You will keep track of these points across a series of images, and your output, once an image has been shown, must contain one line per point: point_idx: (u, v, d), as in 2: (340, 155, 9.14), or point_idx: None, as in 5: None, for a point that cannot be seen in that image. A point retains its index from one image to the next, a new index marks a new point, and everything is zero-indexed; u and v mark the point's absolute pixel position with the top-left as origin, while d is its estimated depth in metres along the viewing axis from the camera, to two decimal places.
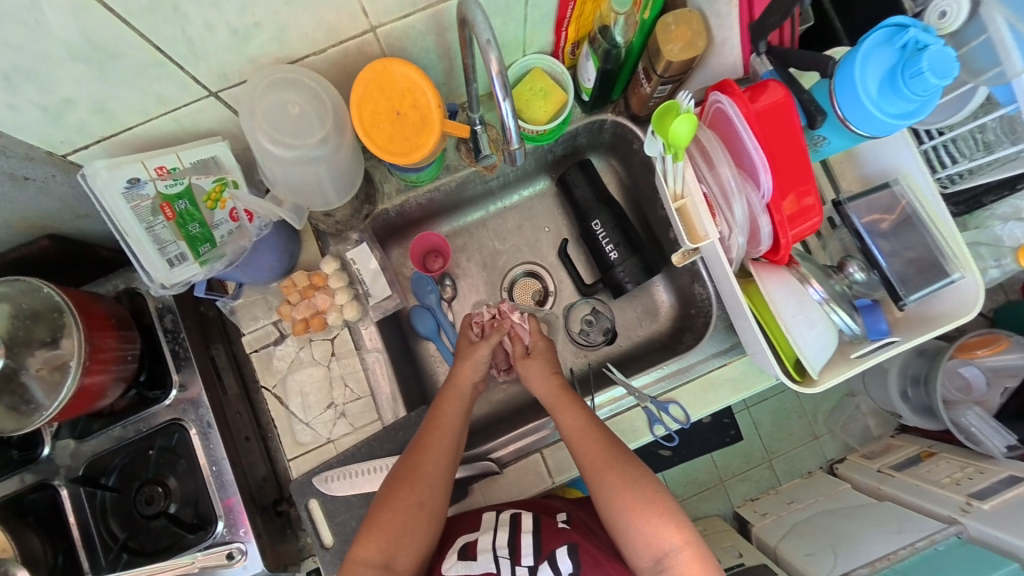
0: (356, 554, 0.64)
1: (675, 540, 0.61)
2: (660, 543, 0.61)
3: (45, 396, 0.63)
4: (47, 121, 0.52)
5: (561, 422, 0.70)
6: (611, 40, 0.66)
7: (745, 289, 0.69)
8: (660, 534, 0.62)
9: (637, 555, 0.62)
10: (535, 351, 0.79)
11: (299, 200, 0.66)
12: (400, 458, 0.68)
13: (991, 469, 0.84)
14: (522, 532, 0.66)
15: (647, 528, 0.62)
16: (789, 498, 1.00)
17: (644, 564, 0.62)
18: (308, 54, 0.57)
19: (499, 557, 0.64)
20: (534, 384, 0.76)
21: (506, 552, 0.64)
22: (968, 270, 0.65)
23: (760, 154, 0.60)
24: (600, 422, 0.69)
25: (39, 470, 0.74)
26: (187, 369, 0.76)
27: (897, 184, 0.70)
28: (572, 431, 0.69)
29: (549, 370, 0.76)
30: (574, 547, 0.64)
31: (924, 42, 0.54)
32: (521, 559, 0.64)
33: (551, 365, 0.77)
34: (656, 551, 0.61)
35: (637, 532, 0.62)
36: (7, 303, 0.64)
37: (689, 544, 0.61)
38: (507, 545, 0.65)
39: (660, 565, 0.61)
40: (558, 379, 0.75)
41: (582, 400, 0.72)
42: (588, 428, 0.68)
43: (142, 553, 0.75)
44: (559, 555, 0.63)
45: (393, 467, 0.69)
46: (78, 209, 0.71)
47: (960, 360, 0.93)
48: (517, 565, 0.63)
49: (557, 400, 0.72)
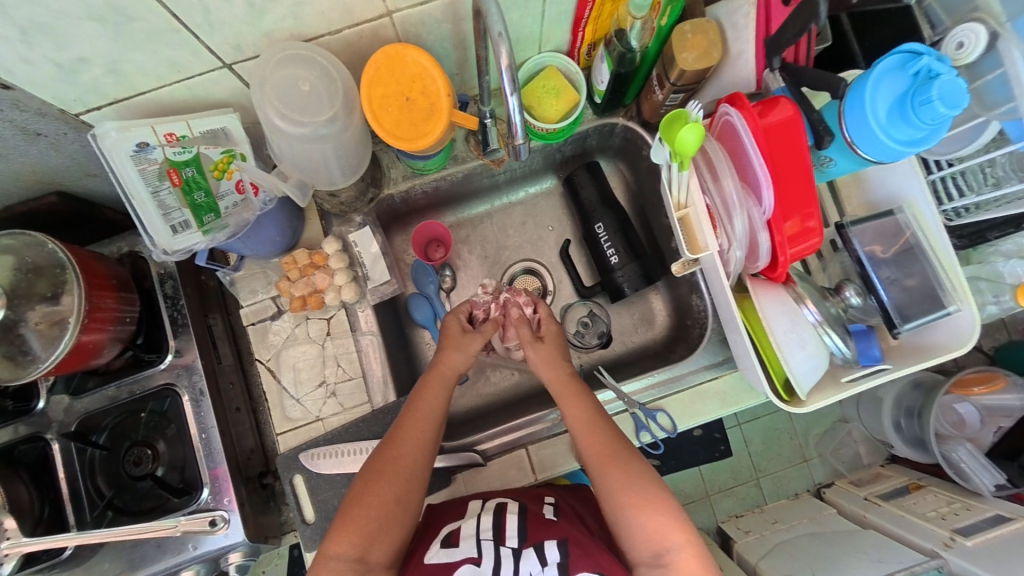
0: (328, 549, 0.62)
1: (676, 539, 0.61)
2: (662, 540, 0.61)
3: (42, 349, 0.64)
4: (61, 77, 0.53)
5: (567, 413, 0.70)
6: (626, 44, 0.66)
7: (741, 304, 0.69)
8: (662, 530, 0.62)
9: (636, 549, 0.62)
10: (548, 335, 0.77)
11: (304, 176, 0.67)
12: (376, 449, 0.68)
13: (977, 507, 0.83)
14: (508, 515, 0.67)
15: (649, 523, 0.62)
16: (773, 518, 1.00)
17: (643, 559, 0.62)
18: (323, 33, 0.58)
19: (481, 539, 0.63)
20: (540, 374, 0.75)
21: (490, 535, 0.64)
22: (965, 303, 0.65)
23: (765, 169, 0.60)
24: (606, 417, 0.69)
25: (33, 423, 0.76)
26: (185, 336, 0.78)
27: (902, 213, 0.70)
28: (577, 422, 0.69)
29: (559, 359, 0.75)
30: (564, 540, 0.62)
31: (936, 71, 0.54)
32: (506, 540, 0.63)
33: (559, 355, 0.76)
34: (656, 548, 0.61)
35: (638, 525, 0.62)
36: (12, 255, 0.65)
37: (690, 543, 0.61)
38: (492, 529, 0.64)
39: (659, 561, 0.61)
40: (568, 369, 0.74)
41: (589, 391, 0.72)
42: (593, 423, 0.68)
43: (126, 512, 0.76)
44: (547, 543, 0.62)
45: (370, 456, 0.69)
46: (87, 168, 0.72)
47: (955, 396, 0.93)
48: (501, 545, 0.62)
49: (565, 390, 0.71)
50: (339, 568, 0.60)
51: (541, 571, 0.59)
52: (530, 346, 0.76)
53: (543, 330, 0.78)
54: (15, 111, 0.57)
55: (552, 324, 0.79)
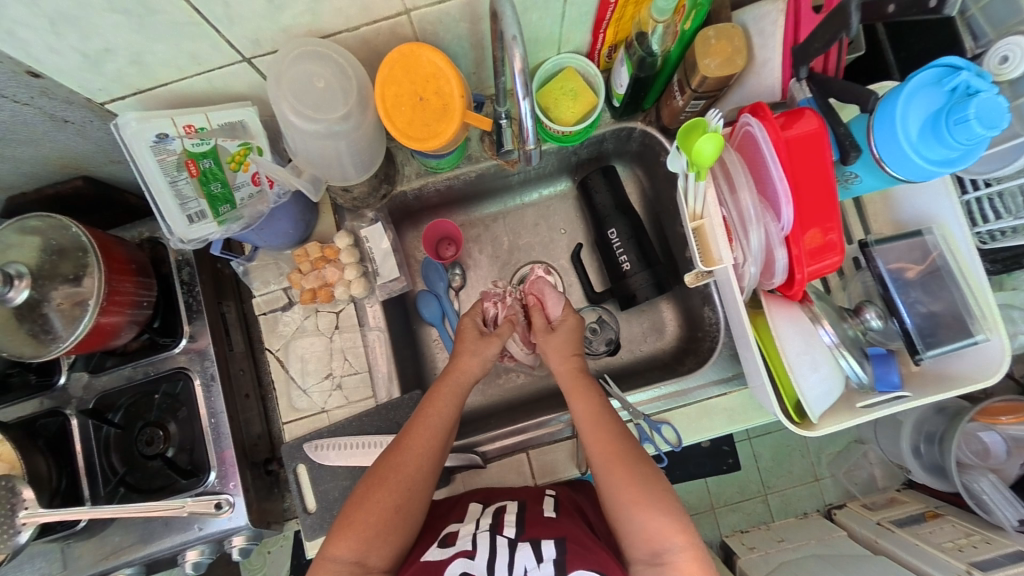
0: (327, 551, 0.62)
1: (676, 539, 0.60)
2: (662, 540, 0.60)
3: (63, 328, 0.65)
4: (86, 66, 0.54)
5: (574, 408, 0.69)
6: (647, 49, 0.64)
7: (754, 321, 0.67)
8: (663, 531, 0.60)
9: (633, 546, 0.61)
10: (561, 326, 0.78)
11: (318, 171, 0.67)
12: (378, 458, 0.68)
13: (999, 541, 0.78)
14: (507, 513, 0.66)
15: (648, 523, 0.60)
16: (779, 537, 0.97)
17: (640, 558, 0.61)
18: (341, 29, 0.58)
19: (478, 533, 0.63)
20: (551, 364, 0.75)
21: (487, 530, 0.63)
22: (995, 332, 0.61)
23: (785, 184, 0.57)
24: (615, 416, 0.68)
25: (54, 397, 0.79)
26: (199, 321, 0.80)
27: (930, 233, 0.66)
28: (584, 415, 0.68)
29: (570, 350, 0.75)
30: (561, 538, 0.61)
31: (975, 88, 0.51)
32: (503, 530, 0.63)
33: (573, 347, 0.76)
34: (655, 547, 0.60)
35: (638, 524, 0.61)
36: (38, 237, 0.67)
37: (690, 546, 0.60)
38: (489, 525, 0.64)
39: (656, 560, 0.60)
40: (579, 361, 0.74)
41: (597, 386, 0.72)
42: (601, 417, 0.67)
43: (137, 489, 0.79)
44: (544, 541, 0.61)
45: (371, 466, 0.68)
46: (112, 154, 0.74)
47: (980, 424, 0.86)
48: (497, 535, 0.62)
49: (573, 385, 0.71)
50: (336, 570, 0.61)
51: (536, 565, 0.58)
52: (541, 337, 0.78)
53: (558, 322, 0.79)
54: (43, 98, 0.59)
55: (571, 317, 0.79)
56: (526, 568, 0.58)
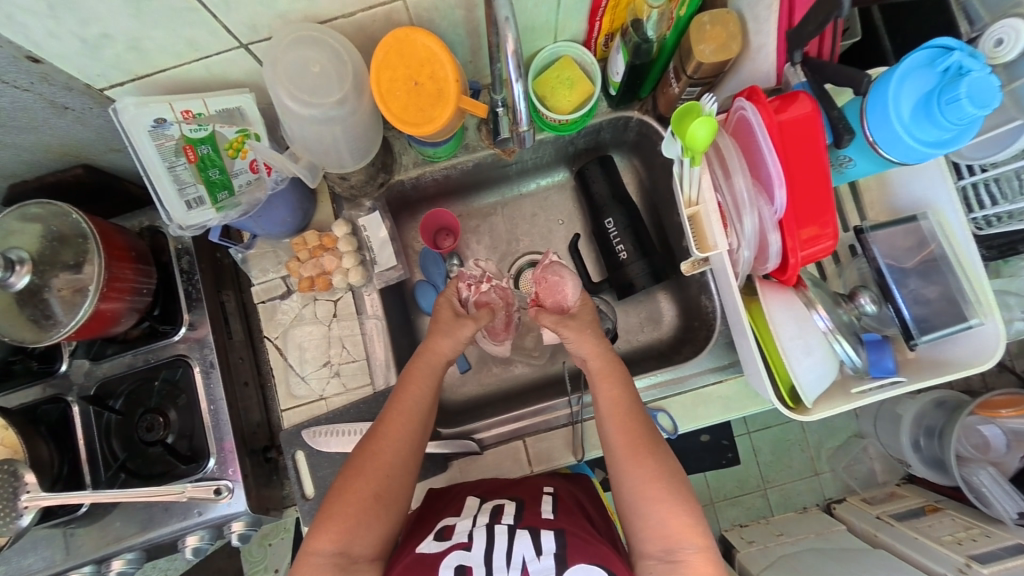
0: (308, 546, 0.61)
1: (693, 541, 0.60)
2: (679, 539, 0.60)
3: (63, 313, 0.66)
4: (85, 52, 0.55)
5: (600, 392, 0.69)
6: (643, 35, 0.63)
7: (748, 307, 0.67)
8: (682, 530, 0.60)
9: (647, 541, 0.61)
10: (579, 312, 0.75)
11: (314, 158, 0.68)
12: (356, 447, 0.68)
13: (998, 534, 0.78)
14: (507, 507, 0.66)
15: (669, 521, 0.60)
16: (779, 530, 0.97)
17: (653, 552, 0.60)
18: (336, 15, 0.59)
19: (475, 526, 0.63)
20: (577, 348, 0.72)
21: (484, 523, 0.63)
22: (989, 316, 0.62)
23: (777, 168, 0.58)
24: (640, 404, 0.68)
25: (56, 384, 0.79)
26: (198, 310, 0.81)
27: (925, 219, 0.66)
28: (610, 402, 0.68)
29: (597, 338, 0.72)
30: (560, 531, 0.61)
31: (968, 68, 0.50)
32: (501, 520, 0.63)
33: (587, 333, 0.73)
34: (670, 545, 0.60)
35: (658, 520, 0.61)
36: (40, 224, 0.68)
37: (706, 549, 0.60)
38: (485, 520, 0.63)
39: (670, 557, 0.59)
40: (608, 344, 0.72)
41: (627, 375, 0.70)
42: (631, 410, 0.67)
43: (137, 475, 0.80)
44: (543, 532, 0.61)
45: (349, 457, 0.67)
46: (111, 142, 0.75)
47: (980, 417, 0.86)
48: (496, 523, 0.63)
49: (603, 367, 0.70)
50: (320, 564, 0.60)
51: (535, 557, 0.57)
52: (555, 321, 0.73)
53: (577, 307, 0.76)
54: (43, 85, 0.59)
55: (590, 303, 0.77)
56: (525, 558, 0.57)
